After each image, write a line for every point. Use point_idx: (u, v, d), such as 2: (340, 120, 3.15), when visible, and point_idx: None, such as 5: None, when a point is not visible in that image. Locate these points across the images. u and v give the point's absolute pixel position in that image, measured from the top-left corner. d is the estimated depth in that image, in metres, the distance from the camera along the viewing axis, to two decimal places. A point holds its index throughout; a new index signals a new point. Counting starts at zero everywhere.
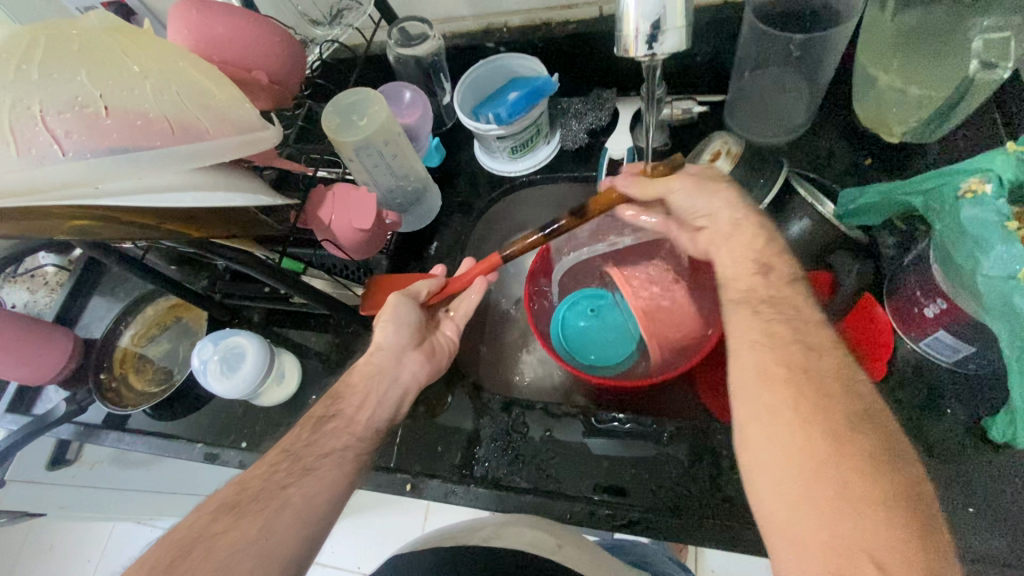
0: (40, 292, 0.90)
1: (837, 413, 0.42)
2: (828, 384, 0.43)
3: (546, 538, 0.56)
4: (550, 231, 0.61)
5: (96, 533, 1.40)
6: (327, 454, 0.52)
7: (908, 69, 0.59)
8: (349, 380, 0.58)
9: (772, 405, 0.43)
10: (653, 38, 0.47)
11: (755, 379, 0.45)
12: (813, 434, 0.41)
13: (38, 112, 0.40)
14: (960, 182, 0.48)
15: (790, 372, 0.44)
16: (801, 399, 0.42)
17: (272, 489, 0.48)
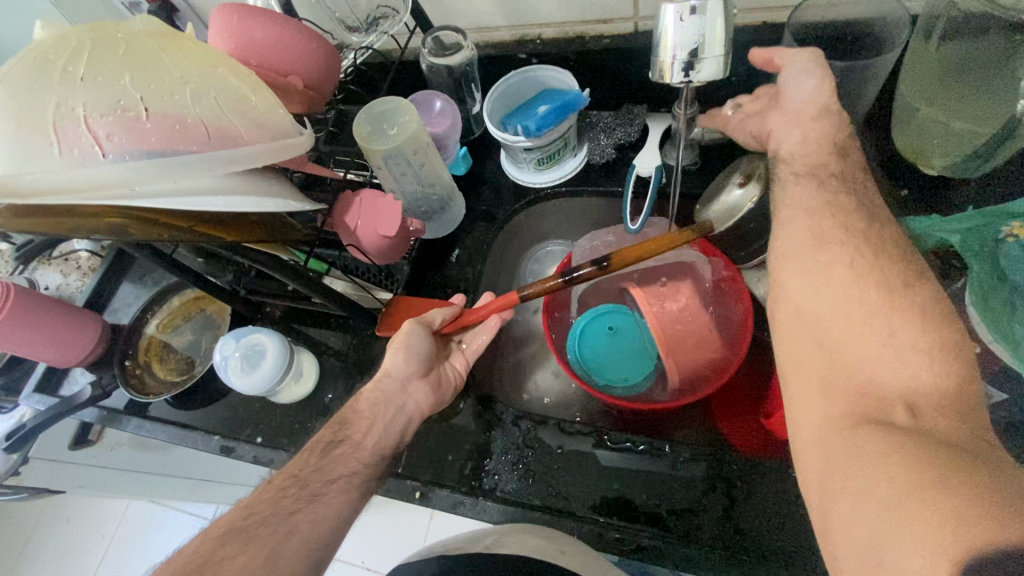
0: (73, 275, 0.92)
1: (892, 273, 0.45)
2: (883, 258, 0.46)
3: (548, 545, 0.57)
4: (572, 277, 0.61)
5: (113, 509, 1.43)
6: (337, 479, 0.53)
7: (952, 103, 0.56)
8: (357, 405, 0.58)
9: (827, 268, 0.47)
10: (689, 67, 0.46)
11: (816, 248, 0.48)
12: (864, 293, 0.44)
13: (82, 115, 0.41)
14: (1001, 227, 0.50)
15: (851, 240, 0.47)
16: (856, 266, 0.46)
17: (281, 515, 0.49)
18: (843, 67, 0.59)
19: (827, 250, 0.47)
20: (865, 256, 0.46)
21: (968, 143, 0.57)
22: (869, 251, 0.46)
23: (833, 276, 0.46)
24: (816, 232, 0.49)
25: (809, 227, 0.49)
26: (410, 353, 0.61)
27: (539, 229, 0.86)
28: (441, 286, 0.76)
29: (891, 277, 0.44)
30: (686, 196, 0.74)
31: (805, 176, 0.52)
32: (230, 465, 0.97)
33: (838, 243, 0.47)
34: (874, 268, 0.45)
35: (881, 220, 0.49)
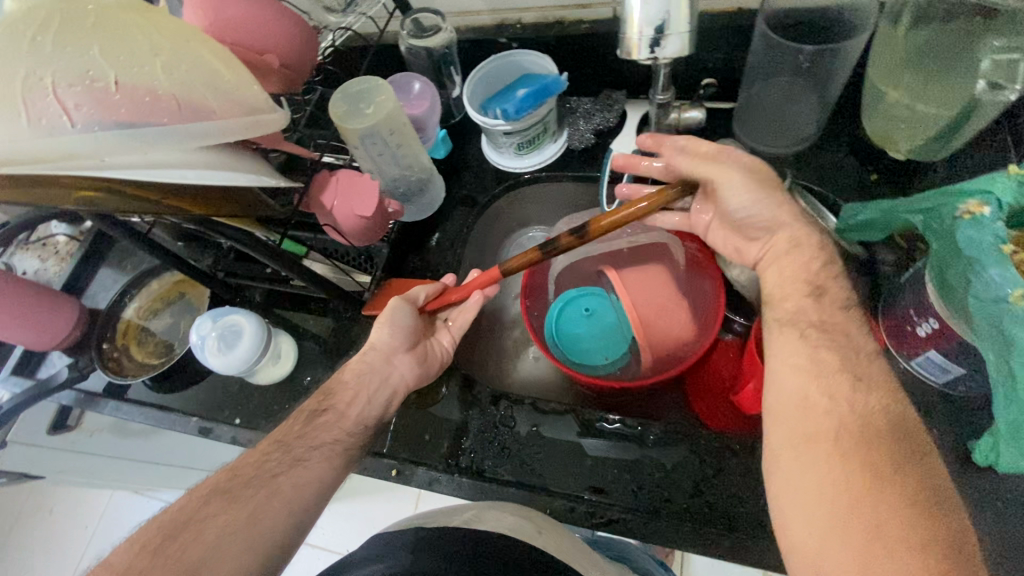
0: (50, 261, 0.92)
1: (878, 448, 0.42)
2: (871, 435, 0.43)
3: (526, 525, 0.55)
4: (548, 247, 0.62)
5: (95, 501, 1.43)
6: (320, 445, 0.54)
7: (917, 87, 0.58)
8: (342, 376, 0.59)
9: (823, 444, 0.44)
10: (656, 42, 0.47)
11: (813, 421, 0.45)
12: (863, 480, 0.42)
13: (50, 84, 0.41)
14: (959, 205, 0.48)
15: (834, 404, 0.45)
16: (852, 450, 0.43)
17: (264, 478, 0.50)
18: (812, 52, 0.61)
19: (817, 432, 0.45)
20: (859, 441, 0.43)
21: (931, 126, 0.59)
22: (853, 424, 0.44)
23: (820, 452, 0.44)
24: (809, 407, 0.46)
25: (795, 389, 0.47)
26: (397, 327, 0.62)
27: (520, 215, 0.87)
28: (422, 270, 0.77)
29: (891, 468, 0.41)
30: None
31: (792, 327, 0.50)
32: (212, 452, 0.97)
33: (833, 423, 0.45)
34: (869, 456, 0.42)
35: (866, 373, 0.46)
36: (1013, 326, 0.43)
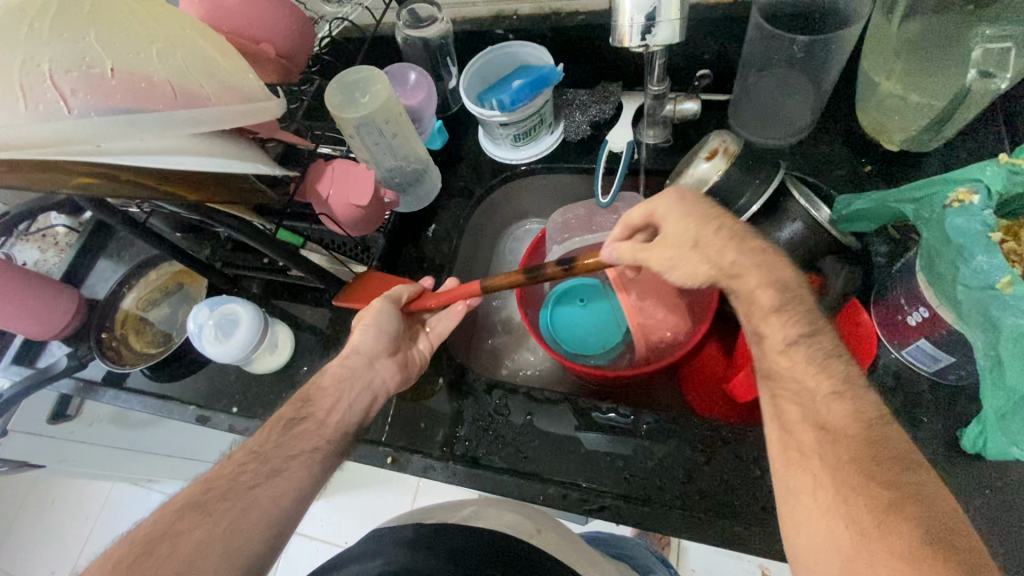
0: (50, 251, 0.92)
1: (863, 492, 0.40)
2: (856, 480, 0.41)
3: (525, 522, 0.56)
4: (532, 272, 0.59)
5: (95, 494, 1.44)
6: (298, 454, 0.53)
7: (910, 77, 0.58)
8: (321, 381, 0.59)
9: (824, 532, 0.41)
10: (646, 31, 0.48)
11: (805, 504, 0.42)
12: (870, 556, 0.38)
13: (48, 72, 0.41)
14: (949, 192, 0.48)
15: (804, 457, 0.44)
16: (853, 529, 0.39)
17: (240, 489, 0.49)
18: (806, 41, 0.62)
19: (805, 509, 0.42)
20: (858, 515, 0.40)
21: (923, 118, 0.58)
22: (830, 473, 0.42)
23: (806, 511, 0.42)
24: (798, 488, 0.43)
25: (772, 447, 0.46)
26: (380, 331, 0.62)
27: (517, 207, 0.87)
28: (418, 261, 0.77)
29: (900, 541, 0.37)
30: (658, 173, 0.75)
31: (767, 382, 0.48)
32: (211, 442, 0.98)
33: (822, 487, 0.42)
34: (874, 529, 0.39)
35: (831, 418, 0.44)
36: (1002, 313, 0.43)
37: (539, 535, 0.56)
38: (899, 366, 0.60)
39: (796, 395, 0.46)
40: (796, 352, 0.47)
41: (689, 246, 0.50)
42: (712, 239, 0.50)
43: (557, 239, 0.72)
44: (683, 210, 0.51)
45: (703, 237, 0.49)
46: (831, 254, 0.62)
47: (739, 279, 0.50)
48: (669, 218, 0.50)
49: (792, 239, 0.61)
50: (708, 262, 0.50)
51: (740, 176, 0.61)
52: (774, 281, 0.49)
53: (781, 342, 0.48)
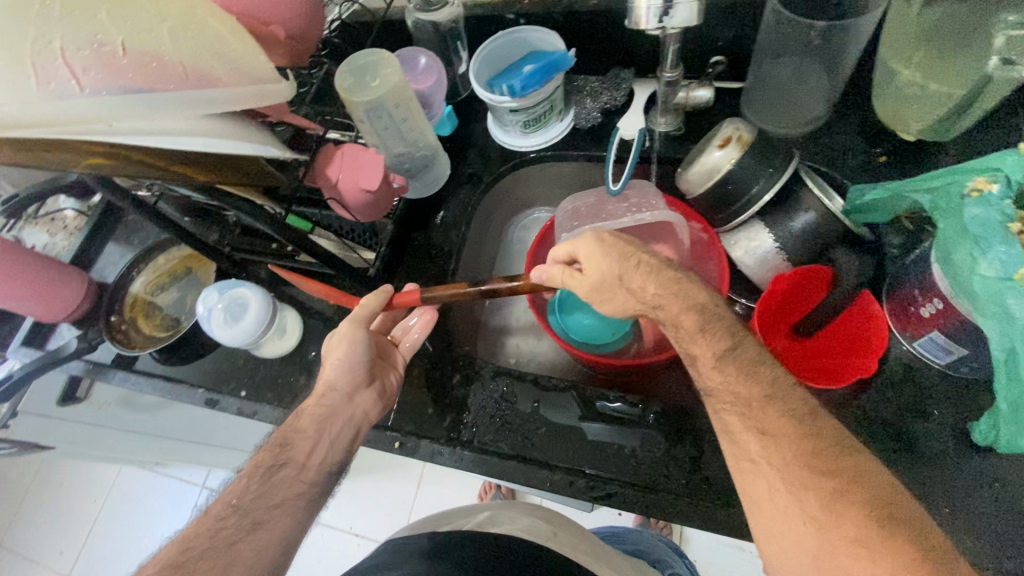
0: (59, 235, 0.93)
1: (818, 486, 0.43)
2: (807, 475, 0.44)
3: (542, 526, 0.64)
4: (484, 289, 0.60)
5: (104, 477, 1.46)
6: (276, 505, 0.52)
7: (929, 65, 0.58)
8: (298, 424, 0.58)
9: (793, 534, 0.43)
10: (664, 13, 0.47)
11: (768, 511, 0.45)
12: (833, 546, 0.42)
13: (59, 49, 0.40)
14: (967, 182, 0.48)
15: (755, 466, 0.45)
16: (814, 526, 0.43)
17: (220, 547, 0.48)
18: (824, 28, 0.60)
19: (775, 515, 0.44)
20: (815, 512, 0.43)
21: (942, 107, 0.58)
22: (780, 475, 0.44)
23: (772, 517, 0.44)
24: (759, 498, 0.45)
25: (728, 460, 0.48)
26: (348, 368, 0.61)
27: (525, 195, 0.87)
28: (426, 248, 0.77)
29: (853, 528, 0.41)
30: (668, 161, 0.74)
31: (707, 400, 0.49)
32: (219, 425, 0.99)
33: (782, 492, 0.44)
34: (832, 522, 0.42)
35: (771, 421, 0.46)
36: (1016, 302, 0.43)
37: (554, 537, 0.62)
38: (910, 358, 0.59)
39: (736, 407, 0.47)
40: (726, 367, 0.48)
41: (616, 282, 0.52)
42: (634, 274, 0.51)
43: (565, 227, 0.71)
44: (604, 250, 0.53)
45: (626, 272, 0.52)
46: (841, 243, 0.61)
47: (662, 310, 0.51)
48: (592, 259, 0.53)
49: (803, 230, 0.61)
50: (634, 298, 0.52)
51: (752, 165, 0.61)
52: (694, 305, 0.50)
53: (710, 360, 0.49)
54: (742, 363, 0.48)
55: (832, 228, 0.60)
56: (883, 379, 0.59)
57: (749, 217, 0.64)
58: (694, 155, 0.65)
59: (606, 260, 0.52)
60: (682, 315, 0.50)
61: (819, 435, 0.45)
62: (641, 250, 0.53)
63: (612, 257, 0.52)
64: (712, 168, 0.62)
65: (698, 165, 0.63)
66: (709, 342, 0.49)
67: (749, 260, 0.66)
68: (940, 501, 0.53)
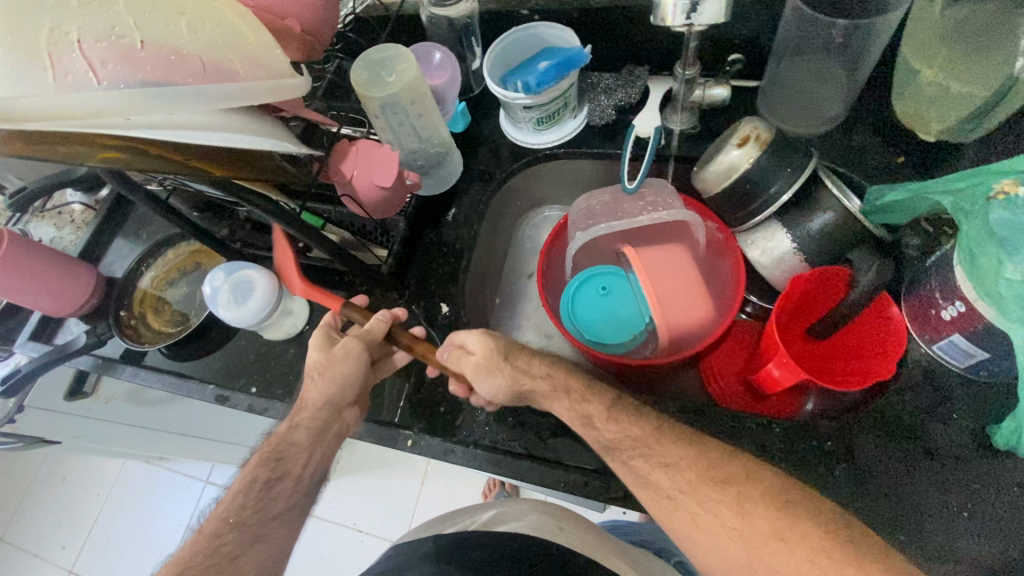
0: (66, 229, 0.92)
1: (735, 492, 0.50)
2: (713, 488, 0.50)
3: (547, 522, 0.63)
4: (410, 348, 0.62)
5: (107, 470, 1.46)
6: (276, 517, 0.59)
7: (952, 66, 0.57)
8: (294, 437, 0.61)
9: (721, 546, 0.49)
10: (692, 9, 0.47)
11: (702, 527, 0.50)
12: (759, 548, 0.47)
13: (76, 39, 0.39)
14: (993, 184, 0.47)
15: (673, 500, 0.51)
16: (736, 533, 0.48)
17: (222, 562, 0.54)
18: (846, 26, 0.60)
19: (710, 528, 0.49)
20: (731, 521, 0.49)
21: (964, 107, 0.57)
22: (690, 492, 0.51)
23: (701, 523, 0.50)
24: (693, 525, 0.50)
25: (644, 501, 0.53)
26: (343, 386, 0.62)
27: (537, 193, 0.86)
28: (437, 246, 0.76)
29: (767, 524, 0.47)
30: (683, 160, 0.73)
31: (613, 454, 0.55)
32: (226, 421, 0.99)
33: (701, 513, 0.50)
34: (748, 525, 0.48)
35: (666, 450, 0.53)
36: None
37: (562, 531, 0.62)
38: (930, 361, 0.59)
39: (641, 452, 0.53)
40: (618, 418, 0.56)
41: (500, 362, 0.59)
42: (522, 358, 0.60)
43: (581, 225, 0.71)
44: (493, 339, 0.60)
45: (510, 355, 0.59)
46: (863, 245, 0.60)
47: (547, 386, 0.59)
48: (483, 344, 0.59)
49: (823, 230, 0.61)
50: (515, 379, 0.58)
51: (771, 166, 0.60)
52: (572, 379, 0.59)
53: (604, 416, 0.56)
54: (628, 415, 0.56)
55: (851, 228, 0.60)
56: (901, 382, 0.59)
57: (767, 216, 0.63)
58: (712, 155, 0.64)
59: (494, 344, 0.59)
60: (568, 380, 0.59)
61: (709, 454, 0.52)
62: (518, 343, 0.62)
63: (498, 343, 0.60)
64: (729, 168, 0.62)
65: (715, 164, 0.63)
66: (598, 401, 0.57)
67: (765, 261, 0.66)
68: (958, 506, 0.53)
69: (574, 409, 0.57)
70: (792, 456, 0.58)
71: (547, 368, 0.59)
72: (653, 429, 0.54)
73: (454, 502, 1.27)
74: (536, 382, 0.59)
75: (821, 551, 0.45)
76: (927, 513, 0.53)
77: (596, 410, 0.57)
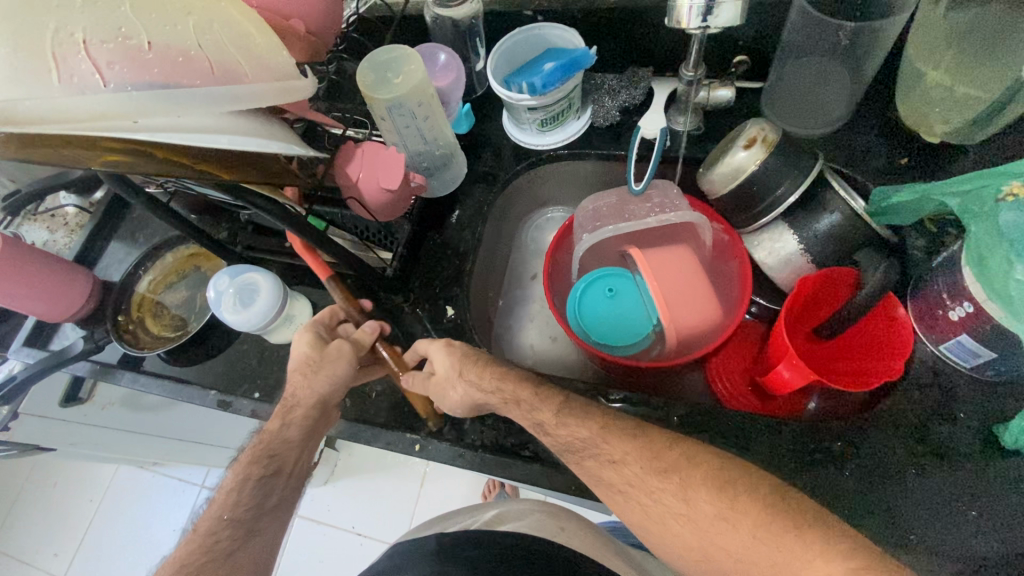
0: (60, 232, 0.90)
1: (693, 473, 0.50)
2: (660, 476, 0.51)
3: (551, 522, 0.63)
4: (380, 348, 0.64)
5: (100, 475, 1.44)
6: (269, 510, 0.61)
7: (958, 67, 0.58)
8: (286, 435, 0.61)
9: (676, 525, 0.50)
10: (706, 12, 0.48)
11: (696, 525, 0.49)
12: (706, 529, 0.48)
13: (82, 41, 0.39)
14: (1000, 186, 0.48)
15: (628, 488, 0.52)
16: (684, 518, 0.49)
17: (219, 558, 0.57)
18: (853, 29, 0.61)
19: (683, 513, 0.50)
20: (677, 505, 0.50)
21: (969, 109, 0.58)
22: (655, 475, 0.51)
23: (671, 510, 0.50)
24: (691, 528, 0.49)
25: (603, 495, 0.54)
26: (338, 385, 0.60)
27: (540, 195, 0.86)
28: (442, 248, 0.76)
29: (710, 506, 0.48)
30: (689, 161, 0.73)
31: (568, 454, 0.55)
32: (224, 425, 0.98)
33: (650, 503, 0.51)
34: (693, 508, 0.49)
35: (613, 439, 0.53)
36: None
37: (563, 531, 0.62)
38: (936, 361, 0.59)
39: (604, 450, 0.53)
40: (565, 420, 0.54)
41: (455, 377, 0.58)
42: (473, 372, 0.58)
43: (587, 227, 0.71)
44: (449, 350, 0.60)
45: (464, 368, 0.58)
46: (867, 245, 0.60)
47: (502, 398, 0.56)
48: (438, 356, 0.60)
49: (829, 231, 0.61)
50: (469, 390, 0.57)
51: (778, 167, 0.60)
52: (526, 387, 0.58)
53: (553, 418, 0.55)
54: (579, 407, 0.55)
55: (857, 229, 0.60)
56: (907, 383, 0.59)
57: (775, 217, 0.63)
58: (719, 154, 0.64)
59: (450, 358, 0.59)
60: (518, 390, 0.56)
61: (654, 444, 0.52)
62: (476, 353, 0.60)
63: (455, 356, 0.59)
64: (734, 170, 0.62)
65: (721, 165, 0.63)
66: (548, 407, 0.55)
67: (772, 262, 0.66)
68: (965, 505, 0.53)
69: (525, 414, 0.56)
70: (802, 457, 0.58)
71: (497, 380, 0.57)
72: (599, 427, 0.54)
73: (453, 503, 1.26)
74: (486, 396, 0.57)
75: (761, 525, 0.46)
76: (936, 513, 0.53)
77: (546, 411, 0.55)
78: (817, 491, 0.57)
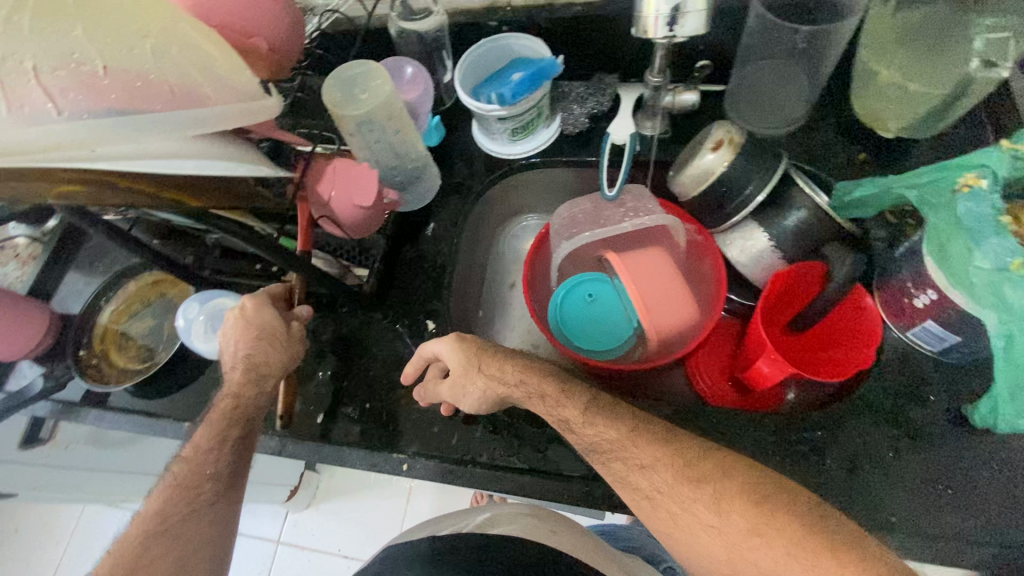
0: (10, 265, 0.85)
1: (731, 484, 0.49)
2: (669, 477, 0.51)
3: (541, 526, 0.62)
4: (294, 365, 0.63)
5: (64, 516, 1.37)
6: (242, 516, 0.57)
7: (908, 67, 0.60)
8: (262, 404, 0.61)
9: (700, 541, 0.49)
10: (672, 22, 0.49)
11: (709, 533, 0.49)
12: (736, 541, 0.47)
13: (32, 69, 0.37)
14: (958, 177, 0.50)
15: (651, 500, 0.51)
16: (712, 530, 0.49)
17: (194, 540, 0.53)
18: (808, 32, 0.63)
19: (701, 521, 0.49)
20: (708, 517, 0.49)
21: (919, 106, 0.61)
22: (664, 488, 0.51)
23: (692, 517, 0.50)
24: (697, 531, 0.49)
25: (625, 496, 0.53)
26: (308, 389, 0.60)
27: (515, 204, 0.86)
28: (418, 262, 0.75)
29: (742, 519, 0.47)
30: (660, 164, 0.75)
31: (594, 455, 0.55)
32: None
33: (679, 512, 0.50)
34: (723, 520, 0.48)
35: (640, 446, 0.53)
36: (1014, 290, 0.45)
37: (553, 536, 0.61)
38: (904, 346, 0.62)
39: (609, 451, 0.54)
40: (596, 420, 0.55)
41: (473, 371, 0.60)
42: (490, 361, 0.60)
43: (564, 234, 0.71)
44: (466, 348, 0.61)
45: (482, 363, 0.60)
46: (834, 240, 0.62)
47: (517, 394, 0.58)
48: (451, 361, 0.61)
49: (797, 228, 0.63)
50: (494, 381, 0.59)
51: (744, 168, 0.62)
52: (536, 393, 0.58)
53: (580, 419, 0.55)
54: (579, 416, 0.55)
55: (823, 227, 0.62)
56: (879, 371, 0.61)
57: (745, 216, 0.65)
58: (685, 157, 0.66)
59: (464, 355, 0.61)
60: (541, 384, 0.58)
61: (658, 449, 0.53)
62: (490, 345, 0.62)
63: (468, 350, 0.61)
64: (705, 172, 0.63)
65: (689, 169, 0.64)
66: (573, 404, 0.56)
67: (744, 259, 0.68)
68: (942, 484, 0.55)
69: (548, 410, 0.57)
70: (786, 448, 0.60)
71: (519, 373, 0.59)
72: (630, 430, 0.54)
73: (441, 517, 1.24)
74: (511, 388, 0.58)
75: (799, 542, 0.45)
76: (914, 495, 0.55)
77: (569, 411, 0.56)
78: (802, 479, 0.58)
